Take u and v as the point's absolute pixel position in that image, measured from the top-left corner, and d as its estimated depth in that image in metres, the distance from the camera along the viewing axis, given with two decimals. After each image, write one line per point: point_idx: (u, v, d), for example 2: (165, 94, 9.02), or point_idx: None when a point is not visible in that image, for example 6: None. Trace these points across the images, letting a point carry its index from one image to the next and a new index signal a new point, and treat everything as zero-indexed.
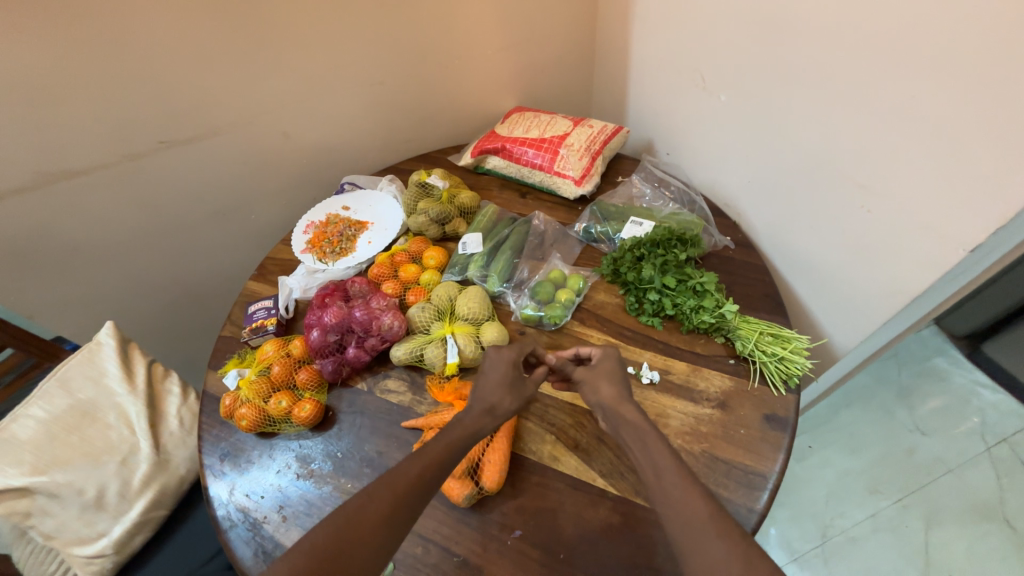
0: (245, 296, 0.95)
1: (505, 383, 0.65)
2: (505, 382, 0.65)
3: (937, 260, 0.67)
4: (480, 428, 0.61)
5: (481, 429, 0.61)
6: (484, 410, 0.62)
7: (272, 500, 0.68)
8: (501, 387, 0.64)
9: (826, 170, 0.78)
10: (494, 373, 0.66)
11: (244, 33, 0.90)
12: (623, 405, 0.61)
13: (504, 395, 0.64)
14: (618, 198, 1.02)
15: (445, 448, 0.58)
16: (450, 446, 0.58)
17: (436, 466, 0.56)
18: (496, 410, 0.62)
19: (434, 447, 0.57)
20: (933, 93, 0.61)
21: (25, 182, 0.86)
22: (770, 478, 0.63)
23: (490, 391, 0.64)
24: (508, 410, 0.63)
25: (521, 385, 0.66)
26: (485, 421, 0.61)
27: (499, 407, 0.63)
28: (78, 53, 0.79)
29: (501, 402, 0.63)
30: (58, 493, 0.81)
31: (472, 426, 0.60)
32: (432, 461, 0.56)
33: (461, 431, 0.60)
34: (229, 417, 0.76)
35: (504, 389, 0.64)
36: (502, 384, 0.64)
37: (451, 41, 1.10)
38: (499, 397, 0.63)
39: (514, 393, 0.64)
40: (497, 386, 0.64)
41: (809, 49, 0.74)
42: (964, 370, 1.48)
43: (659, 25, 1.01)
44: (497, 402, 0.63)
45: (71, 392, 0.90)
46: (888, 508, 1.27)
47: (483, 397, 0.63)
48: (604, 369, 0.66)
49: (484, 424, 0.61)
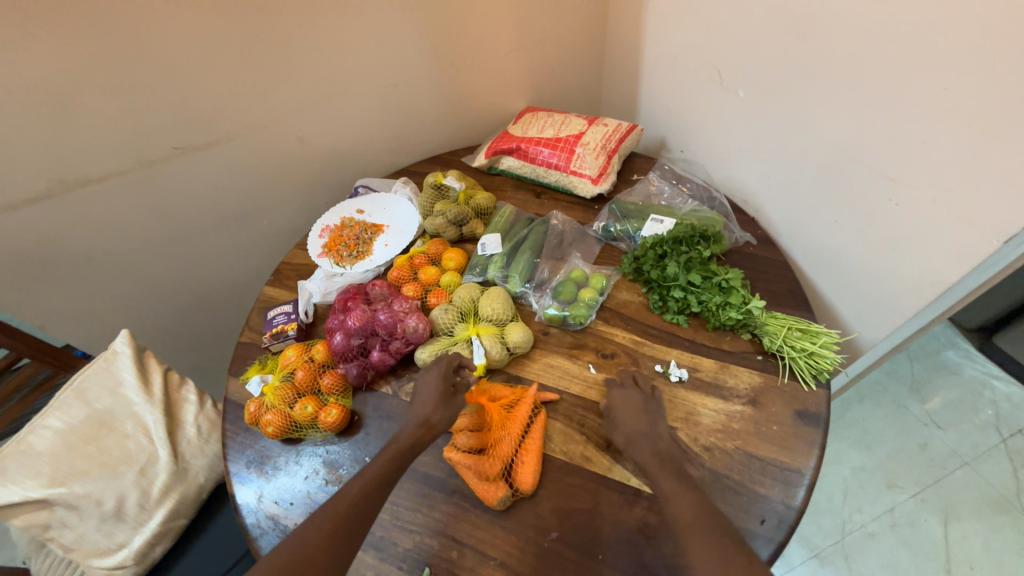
0: (263, 302, 0.94)
1: (437, 398, 0.70)
2: (435, 396, 0.70)
3: (970, 251, 0.67)
4: (418, 440, 0.66)
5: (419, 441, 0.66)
6: (417, 424, 0.67)
7: (302, 507, 0.68)
8: (433, 402, 0.70)
9: (850, 164, 0.78)
10: (427, 389, 0.71)
11: (260, 37, 0.90)
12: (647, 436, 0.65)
13: (437, 409, 0.69)
14: (635, 196, 1.02)
15: (383, 465, 0.62)
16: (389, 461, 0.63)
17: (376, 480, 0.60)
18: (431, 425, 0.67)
19: (373, 466, 0.62)
20: (967, 84, 0.60)
21: (40, 190, 0.85)
22: (806, 473, 0.63)
23: (422, 406, 0.69)
24: (442, 421, 0.68)
25: (450, 398, 0.70)
26: (421, 433, 0.67)
27: (431, 419, 0.68)
28: (94, 59, 0.79)
29: (433, 413, 0.68)
30: (76, 505, 0.79)
31: (409, 439, 0.65)
32: (371, 478, 0.61)
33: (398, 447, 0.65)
34: (254, 423, 0.75)
35: (435, 402, 0.69)
36: (434, 398, 0.70)
37: (464, 42, 1.09)
38: (430, 409, 0.69)
39: (443, 406, 0.69)
40: (429, 401, 0.70)
41: (831, 43, 0.73)
42: (975, 362, 1.49)
43: (673, 22, 1.01)
44: (429, 415, 0.68)
45: (88, 402, 0.87)
46: (906, 502, 1.26)
47: (417, 412, 0.69)
48: (630, 400, 0.69)
49: (422, 435, 0.66)
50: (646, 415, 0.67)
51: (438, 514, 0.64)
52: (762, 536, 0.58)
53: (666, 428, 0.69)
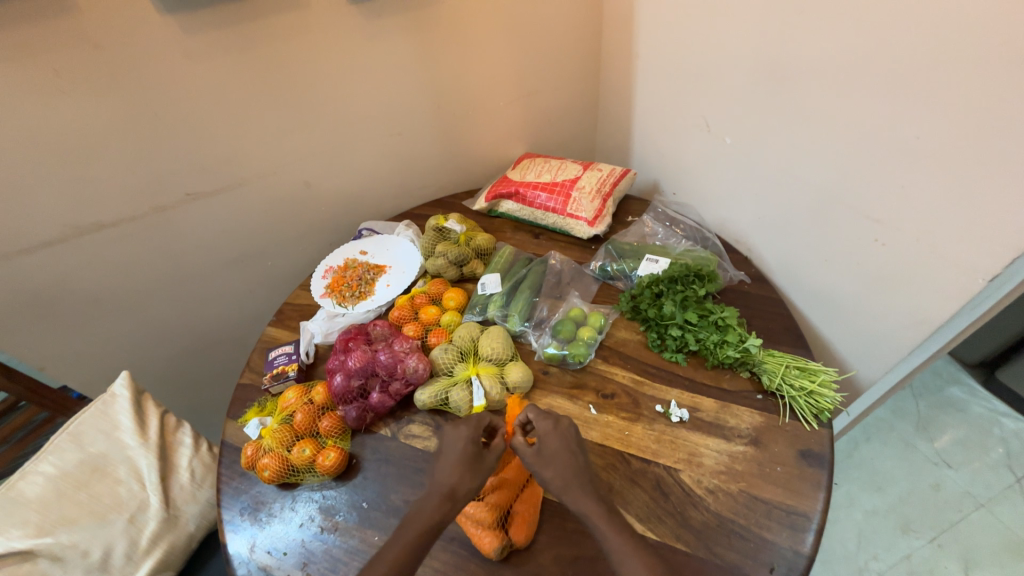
0: (265, 342, 0.95)
1: (464, 462, 0.63)
2: (467, 462, 0.63)
3: (956, 288, 0.70)
4: (439, 514, 0.60)
5: (444, 517, 0.60)
6: (443, 495, 0.61)
7: (296, 557, 0.66)
8: (460, 467, 0.63)
9: (837, 205, 0.81)
10: (455, 452, 0.64)
11: (276, 92, 0.96)
12: (574, 490, 0.60)
13: (465, 479, 0.62)
14: (630, 237, 1.05)
15: (402, 550, 0.57)
16: (408, 545, 0.57)
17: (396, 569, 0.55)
18: (457, 497, 0.61)
19: (392, 552, 0.57)
20: (936, 132, 0.65)
21: (56, 235, 0.88)
22: (813, 517, 0.61)
23: (447, 471, 0.63)
24: (468, 490, 0.61)
25: (479, 464, 0.63)
26: (445, 507, 0.60)
27: (457, 488, 0.61)
28: (118, 112, 0.84)
29: (460, 484, 0.61)
30: (62, 556, 0.75)
31: (433, 514, 0.59)
32: (390, 564, 0.55)
33: (421, 524, 0.59)
34: (250, 468, 0.74)
35: (463, 470, 0.62)
36: (463, 464, 0.63)
37: (467, 94, 1.16)
38: (458, 478, 0.62)
39: (474, 475, 0.62)
40: (455, 466, 0.63)
41: (810, 92, 0.79)
42: (980, 399, 1.47)
43: (662, 75, 1.08)
44: (456, 485, 0.61)
45: (82, 446, 0.84)
46: (923, 548, 1.21)
47: (442, 479, 0.62)
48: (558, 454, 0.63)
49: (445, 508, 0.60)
50: (568, 450, 0.64)
51: (436, 564, 0.63)
52: None
53: (668, 469, 0.68)
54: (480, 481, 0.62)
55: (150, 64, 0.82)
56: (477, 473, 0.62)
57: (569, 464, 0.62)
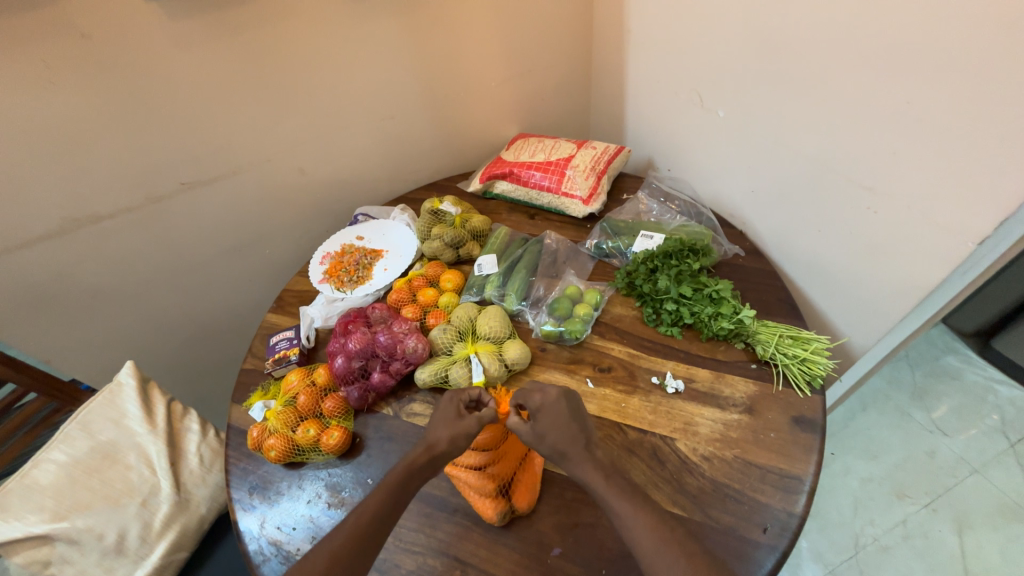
0: (266, 328, 0.96)
1: (448, 418, 0.67)
2: (444, 417, 0.67)
3: (949, 254, 0.70)
4: (415, 461, 0.63)
5: (417, 469, 0.63)
6: (423, 447, 0.65)
7: (305, 532, 0.68)
8: (444, 424, 0.67)
9: (830, 176, 0.81)
10: (439, 412, 0.69)
11: (264, 77, 0.94)
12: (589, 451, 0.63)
13: (441, 431, 0.66)
14: (625, 214, 1.05)
15: (381, 498, 0.60)
16: (385, 494, 0.60)
17: (373, 514, 0.58)
18: (433, 447, 0.64)
19: (374, 497, 0.60)
20: (930, 98, 0.64)
21: (53, 228, 0.88)
22: (806, 479, 0.63)
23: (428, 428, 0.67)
24: (447, 445, 0.64)
25: (455, 416, 0.67)
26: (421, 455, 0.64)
27: (436, 443, 0.65)
28: (106, 101, 0.83)
29: (437, 436, 0.65)
30: (78, 539, 0.78)
31: (408, 463, 0.63)
32: (370, 509, 0.59)
33: (398, 473, 0.62)
34: (257, 448, 0.76)
35: (439, 423, 0.67)
36: (441, 420, 0.67)
37: (458, 73, 1.15)
38: (436, 431, 0.66)
39: (449, 426, 0.66)
40: (440, 423, 0.67)
41: (803, 63, 0.78)
42: (975, 367, 1.49)
43: (655, 48, 1.06)
44: (434, 440, 0.65)
45: (92, 434, 0.86)
46: (918, 512, 1.24)
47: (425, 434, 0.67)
48: (558, 416, 0.65)
49: (418, 458, 0.64)
50: (569, 417, 0.65)
51: (441, 534, 0.65)
52: (766, 544, 0.58)
53: (665, 438, 0.69)
54: (453, 431, 0.65)
55: (136, 52, 0.82)
56: (450, 427, 0.66)
57: (560, 436, 0.63)
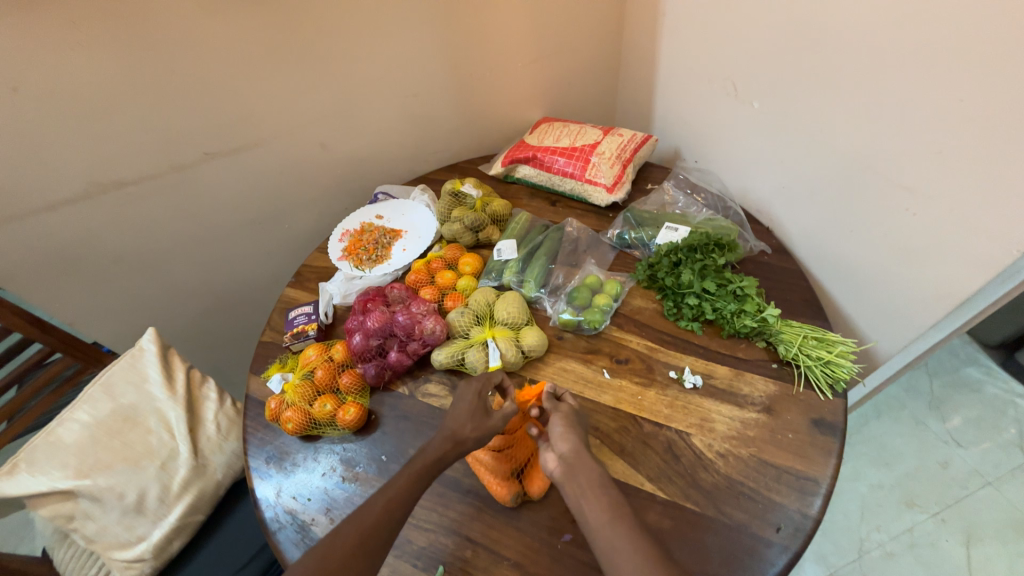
0: (285, 302, 0.97)
1: (470, 412, 0.67)
2: (468, 411, 0.67)
3: (988, 261, 0.67)
4: (443, 455, 0.63)
5: (444, 459, 0.63)
6: (446, 438, 0.64)
7: (319, 503, 0.69)
8: (467, 416, 0.66)
9: (867, 175, 0.78)
10: (462, 403, 0.68)
11: (288, 48, 0.93)
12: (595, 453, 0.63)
13: (467, 425, 0.65)
14: (649, 205, 1.03)
15: (406, 483, 0.61)
16: (411, 477, 0.61)
17: (398, 498, 0.59)
18: (459, 442, 0.64)
19: (399, 482, 0.61)
20: (982, 97, 0.61)
21: (79, 192, 0.89)
22: (822, 482, 0.62)
23: (452, 420, 0.66)
24: (472, 437, 0.64)
25: (479, 409, 0.67)
26: (447, 447, 0.64)
27: (462, 435, 0.64)
28: (132, 66, 0.83)
29: (462, 430, 0.65)
30: (99, 497, 0.80)
31: (434, 453, 0.63)
32: (395, 493, 0.60)
33: (424, 463, 0.62)
34: (274, 419, 0.77)
35: (465, 417, 0.66)
36: (466, 413, 0.66)
37: (484, 51, 1.12)
38: (460, 423, 0.66)
39: (473, 420, 0.66)
40: (463, 415, 0.67)
41: (846, 55, 0.74)
42: (996, 379, 1.46)
43: (690, 33, 1.02)
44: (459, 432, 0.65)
45: (114, 396, 0.88)
46: (926, 522, 1.23)
47: (448, 426, 0.66)
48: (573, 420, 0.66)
49: (445, 452, 0.63)
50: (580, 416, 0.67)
51: (453, 514, 0.65)
52: (778, 543, 0.58)
53: (680, 433, 0.69)
54: (481, 428, 0.65)
55: (162, 16, 0.81)
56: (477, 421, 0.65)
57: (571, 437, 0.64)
